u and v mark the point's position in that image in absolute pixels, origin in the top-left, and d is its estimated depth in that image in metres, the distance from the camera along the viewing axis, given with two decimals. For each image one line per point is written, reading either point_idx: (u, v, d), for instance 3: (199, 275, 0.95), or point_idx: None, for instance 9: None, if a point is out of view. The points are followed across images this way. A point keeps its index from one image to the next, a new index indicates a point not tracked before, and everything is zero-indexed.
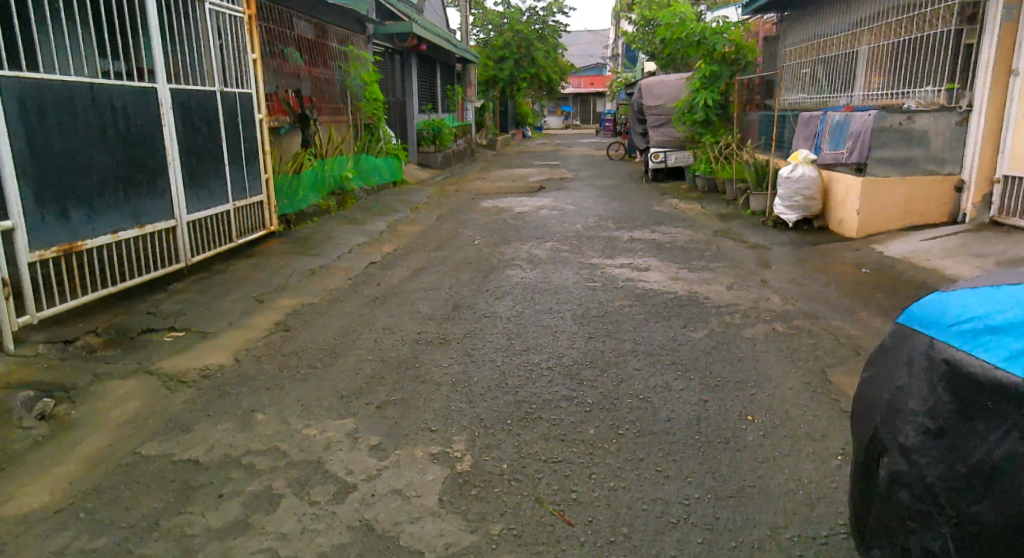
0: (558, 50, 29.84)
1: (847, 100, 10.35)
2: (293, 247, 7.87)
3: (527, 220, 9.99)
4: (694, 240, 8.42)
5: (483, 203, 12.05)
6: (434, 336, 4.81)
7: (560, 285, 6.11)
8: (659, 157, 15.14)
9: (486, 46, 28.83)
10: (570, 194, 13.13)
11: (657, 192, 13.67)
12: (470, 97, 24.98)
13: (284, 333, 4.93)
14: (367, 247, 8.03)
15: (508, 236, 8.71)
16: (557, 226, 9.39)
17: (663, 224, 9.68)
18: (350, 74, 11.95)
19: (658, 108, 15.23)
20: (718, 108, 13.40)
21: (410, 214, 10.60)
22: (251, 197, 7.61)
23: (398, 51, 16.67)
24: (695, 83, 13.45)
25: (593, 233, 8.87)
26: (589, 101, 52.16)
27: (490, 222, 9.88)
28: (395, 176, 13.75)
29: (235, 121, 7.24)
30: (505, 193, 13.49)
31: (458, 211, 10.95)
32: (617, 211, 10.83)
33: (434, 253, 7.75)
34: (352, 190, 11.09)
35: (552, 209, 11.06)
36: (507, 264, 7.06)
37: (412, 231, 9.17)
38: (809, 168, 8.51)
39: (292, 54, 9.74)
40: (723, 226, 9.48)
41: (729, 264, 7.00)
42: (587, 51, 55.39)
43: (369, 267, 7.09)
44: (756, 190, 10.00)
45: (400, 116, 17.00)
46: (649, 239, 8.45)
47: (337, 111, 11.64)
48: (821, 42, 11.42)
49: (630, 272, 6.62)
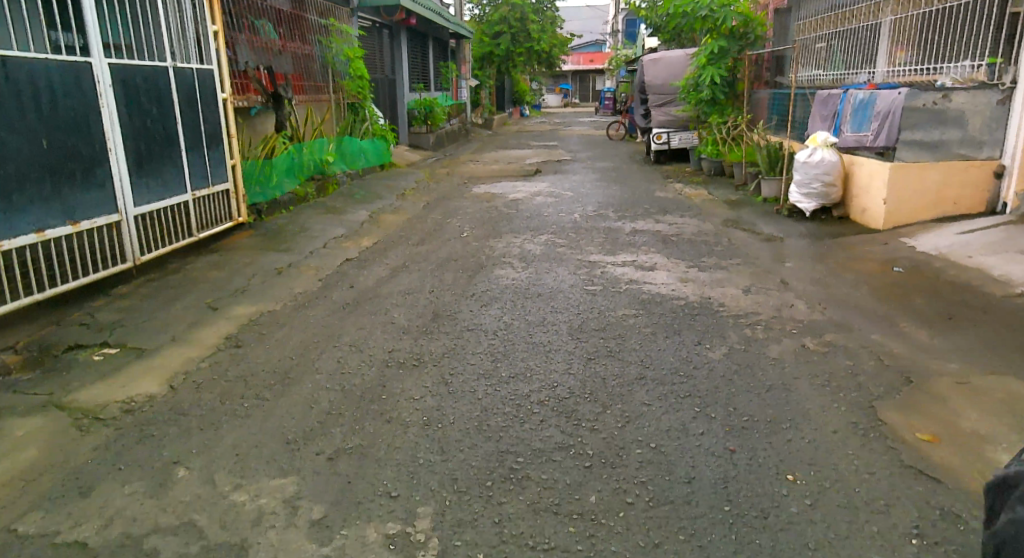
0: (556, 26, 28.87)
1: (868, 77, 9.59)
2: (262, 240, 7.16)
3: (521, 208, 9.26)
4: (703, 232, 7.73)
5: (475, 188, 11.32)
6: (408, 356, 4.13)
7: (556, 288, 5.43)
8: (661, 138, 14.54)
9: (481, 21, 27.85)
10: (567, 178, 12.40)
11: (659, 176, 12.94)
12: (464, 75, 24.11)
13: (233, 351, 4.25)
14: (345, 240, 7.33)
15: (500, 227, 8.01)
16: (554, 215, 8.68)
17: (669, 212, 8.96)
18: (332, 50, 11.23)
19: (661, 85, 14.44)
20: (725, 86, 12.60)
21: (396, 201, 9.88)
22: (215, 186, 6.89)
23: (386, 25, 15.83)
24: (700, 59, 12.61)
25: (593, 223, 8.17)
26: (588, 79, 51.09)
27: (481, 211, 9.15)
28: (383, 159, 12.99)
29: (194, 104, 6.53)
30: (499, 177, 12.76)
31: (448, 199, 10.22)
32: (618, 198, 10.12)
33: (418, 248, 7.06)
34: (333, 175, 10.37)
35: (550, 195, 10.35)
36: (497, 261, 6.37)
37: (396, 221, 8.45)
38: (829, 153, 7.78)
39: (264, 26, 9.05)
40: (734, 214, 8.77)
41: (744, 261, 6.31)
42: (586, 27, 54.16)
43: (345, 264, 6.39)
44: (768, 175, 9.27)
45: (389, 94, 16.19)
46: (654, 231, 7.75)
47: (318, 90, 10.92)
48: (839, 14, 10.62)
49: (634, 272, 5.93)
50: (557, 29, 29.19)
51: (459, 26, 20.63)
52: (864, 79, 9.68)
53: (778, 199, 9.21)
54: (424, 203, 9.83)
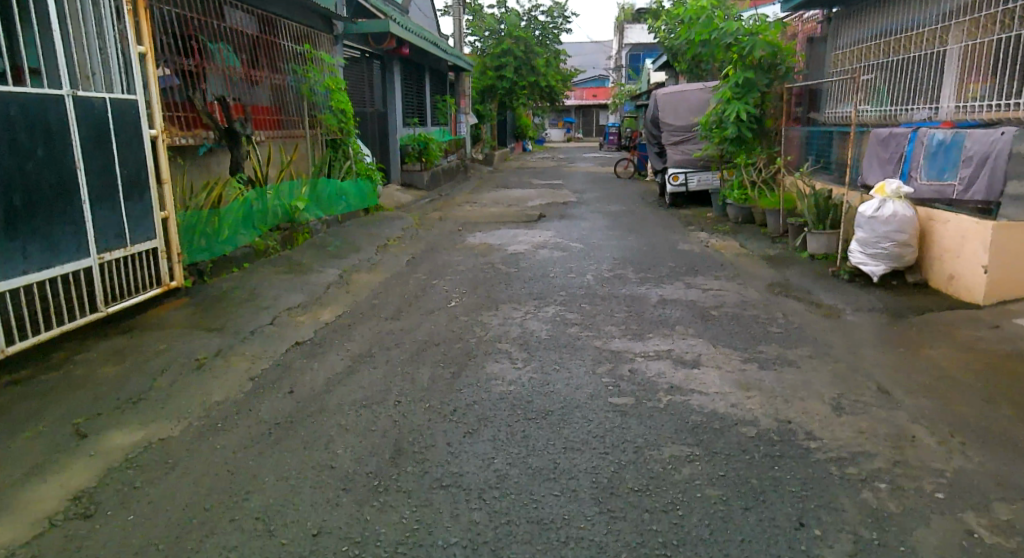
0: (560, 58, 27.78)
1: (928, 114, 8.17)
2: (197, 312, 5.68)
3: (522, 265, 7.79)
4: (747, 301, 6.24)
5: (469, 236, 9.90)
6: (343, 549, 2.60)
7: (571, 401, 3.92)
8: (678, 179, 13.01)
9: (482, 53, 26.65)
10: (575, 225, 10.95)
11: (678, 222, 11.53)
12: (463, 109, 22.92)
13: (74, 536, 2.74)
14: (302, 311, 5.86)
15: (495, 294, 6.54)
16: (562, 276, 7.20)
17: (699, 273, 7.48)
18: (310, 80, 9.94)
19: (679, 122, 13.15)
20: (752, 123, 11.20)
21: (376, 254, 8.43)
22: (135, 246, 5.48)
23: (377, 55, 14.63)
24: (724, 93, 11.18)
25: (611, 289, 6.66)
26: (592, 113, 50.25)
27: (474, 269, 7.70)
28: (367, 203, 11.57)
29: (102, 143, 5.15)
30: (498, 222, 11.33)
31: (437, 251, 8.79)
32: (636, 252, 8.65)
33: (390, 325, 5.57)
34: (304, 222, 8.94)
35: (556, 247, 8.91)
36: (490, 350, 4.88)
37: (371, 284, 6.99)
38: (901, 206, 6.39)
39: (221, 51, 7.76)
40: (778, 276, 7.28)
41: (815, 350, 4.81)
42: (590, 61, 53.45)
43: (291, 352, 4.90)
44: (816, 228, 7.84)
45: (379, 129, 14.86)
46: (688, 300, 6.26)
47: (290, 125, 9.60)
48: (889, 42, 9.21)
49: (674, 370, 4.42)
50: (562, 62, 28.03)
51: (457, 58, 19.34)
52: (922, 117, 8.26)
53: (829, 256, 7.77)
54: (408, 257, 8.39)
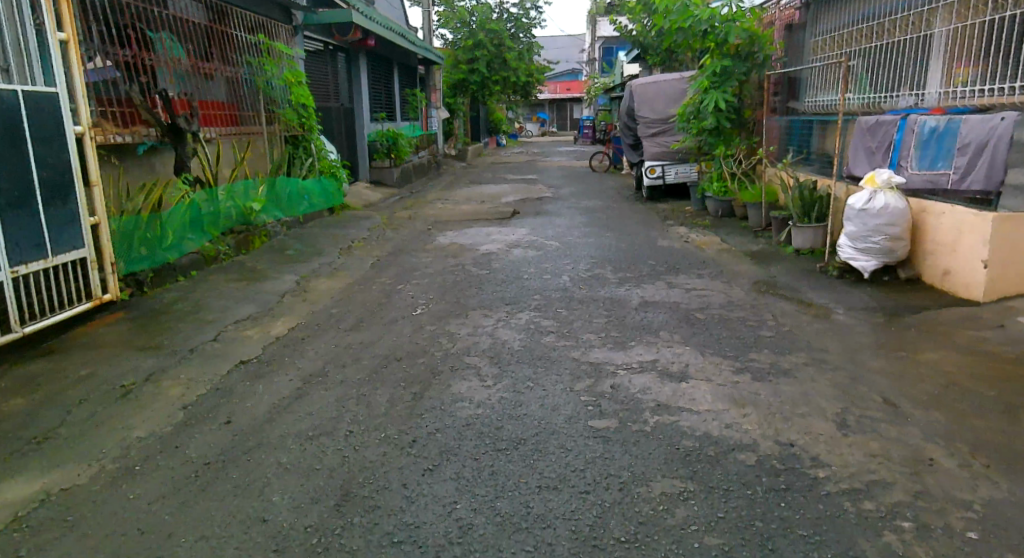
0: (533, 51, 27.24)
1: (913, 101, 7.81)
2: (132, 330, 5.15)
3: (494, 267, 7.31)
4: (734, 302, 5.83)
5: (439, 236, 9.40)
6: None
7: (546, 427, 3.46)
8: (656, 172, 12.65)
9: (454, 47, 26.01)
10: (551, 221, 10.49)
11: (657, 217, 11.13)
12: (435, 104, 22.35)
13: None
14: (250, 324, 5.34)
15: (464, 299, 6.06)
16: (537, 278, 6.73)
17: (681, 271, 7.05)
18: (268, 73, 9.34)
19: (655, 113, 12.74)
20: (730, 112, 10.84)
21: (338, 257, 7.90)
22: (56, 258, 4.97)
23: (341, 48, 14.04)
24: (702, 83, 10.83)
25: (588, 291, 6.21)
26: (566, 107, 49.83)
27: (442, 271, 7.22)
28: (332, 202, 11.00)
29: (13, 140, 4.67)
30: (469, 220, 10.83)
31: (404, 252, 8.29)
32: (615, 250, 8.21)
33: (348, 338, 5.06)
34: (260, 225, 8.37)
35: (530, 246, 8.44)
36: (457, 365, 4.40)
37: (331, 291, 6.47)
38: (893, 197, 6.00)
39: (164, 41, 7.17)
40: (764, 273, 6.89)
41: (812, 357, 4.40)
42: (564, 55, 52.96)
43: (234, 373, 4.38)
44: (801, 222, 7.46)
45: (346, 125, 14.28)
46: (671, 302, 5.83)
47: (244, 120, 9.04)
48: (871, 28, 8.84)
49: (660, 385, 3.97)
50: (535, 55, 27.47)
51: (426, 50, 18.73)
52: (906, 105, 7.91)
53: (814, 251, 7.40)
54: (373, 259, 7.88)
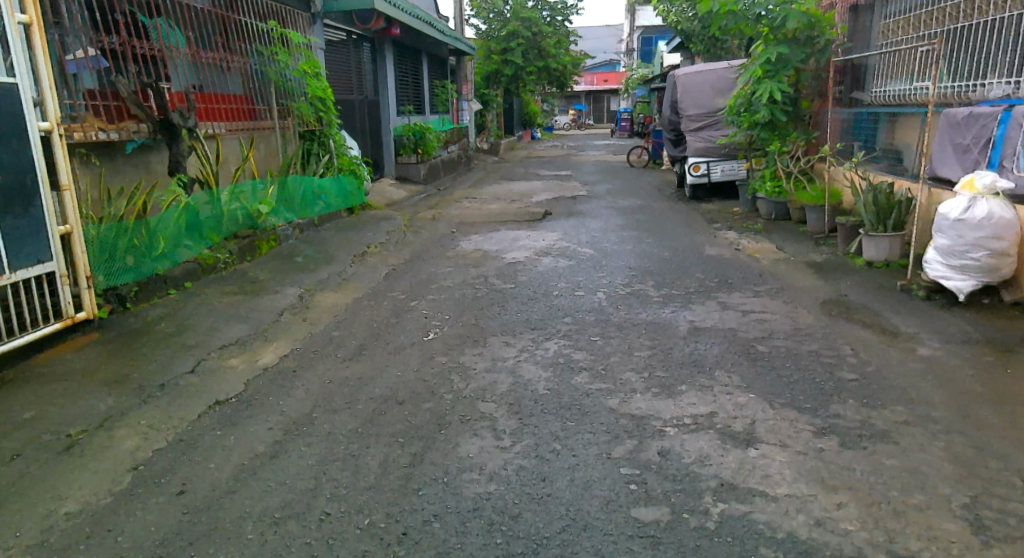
0: (569, 41, 26.25)
1: (1008, 90, 6.80)
2: (103, 355, 4.47)
3: (522, 280, 6.54)
4: (801, 329, 4.96)
5: (463, 240, 8.65)
6: None
7: (577, 517, 2.67)
8: (699, 169, 11.78)
9: (487, 37, 25.14)
10: (585, 224, 9.67)
11: (702, 219, 10.22)
12: (465, 96, 21.57)
13: None
14: (237, 348, 4.62)
15: (485, 322, 5.30)
16: (569, 295, 5.93)
17: (734, 288, 6.19)
18: (282, 64, 8.64)
19: (699, 106, 11.82)
20: (786, 104, 9.88)
21: (351, 266, 7.20)
22: (14, 274, 4.31)
23: (366, 38, 13.36)
24: (754, 72, 9.89)
25: (628, 313, 5.38)
26: (602, 99, 48.79)
27: (463, 285, 6.46)
28: (350, 201, 10.30)
29: None
30: (497, 222, 10.07)
31: (423, 260, 7.56)
32: (657, 259, 7.36)
33: (347, 372, 4.33)
34: (269, 228, 7.69)
35: (563, 254, 7.64)
36: (469, 414, 3.64)
37: (336, 307, 5.76)
38: (999, 205, 5.09)
39: (160, 27, 6.49)
40: (831, 292, 5.99)
41: (911, 412, 3.53)
42: (601, 45, 51.74)
43: (207, 416, 3.65)
44: (874, 230, 6.60)
45: (370, 118, 13.60)
46: (726, 330, 4.98)
47: (253, 115, 8.40)
48: (952, 7, 7.81)
49: (722, 452, 3.15)
50: (571, 44, 26.46)
51: (457, 39, 17.91)
52: (998, 94, 6.90)
53: (889, 264, 6.55)
54: (389, 269, 7.16)
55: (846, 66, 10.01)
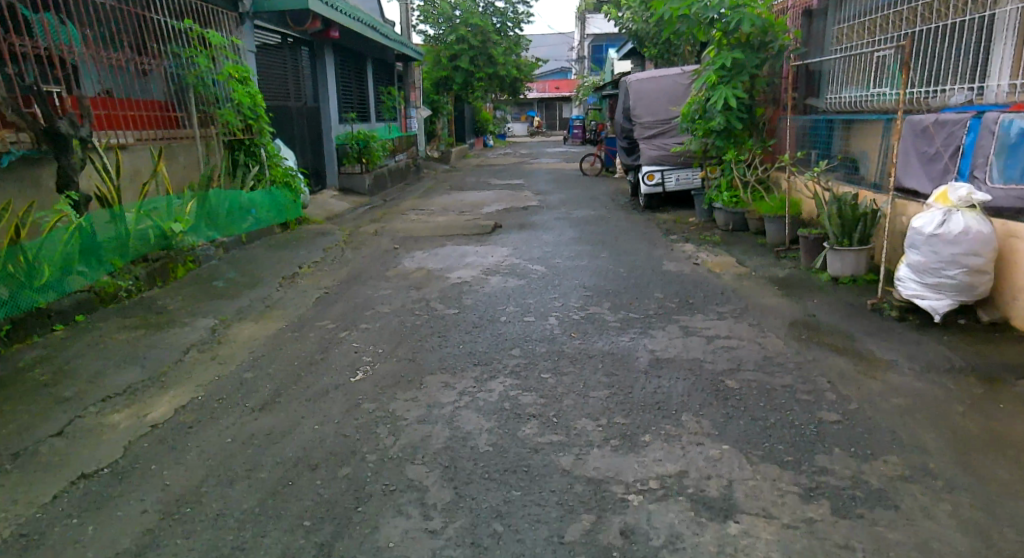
0: (520, 47, 25.76)
1: (969, 97, 6.44)
2: None
3: (467, 303, 5.96)
4: (772, 358, 4.49)
5: (405, 258, 8.02)
6: None
7: None
8: (654, 178, 11.38)
9: (436, 43, 24.49)
10: (537, 237, 9.15)
11: (659, 231, 9.80)
12: (414, 103, 20.90)
13: None
14: (122, 402, 3.93)
15: (423, 356, 4.70)
16: (518, 322, 5.37)
17: (696, 309, 5.72)
18: (201, 68, 7.90)
19: (652, 113, 11.44)
20: (741, 111, 9.52)
21: (279, 289, 6.52)
22: None
23: (303, 42, 12.67)
24: (708, 78, 9.49)
25: (583, 342, 4.85)
26: (555, 106, 48.59)
27: (402, 310, 5.85)
28: (283, 216, 9.58)
29: None
30: (443, 236, 9.46)
31: (360, 281, 6.91)
32: (613, 277, 6.87)
33: (256, 425, 3.70)
34: (185, 249, 6.96)
35: (513, 272, 7.08)
36: (395, 483, 3.04)
37: (255, 340, 5.08)
38: (975, 218, 4.69)
39: (47, 23, 5.74)
40: (799, 312, 5.56)
41: (907, 464, 3.06)
42: (553, 52, 51.53)
43: (65, 498, 3.00)
44: (839, 243, 6.18)
45: (309, 126, 12.87)
46: (691, 360, 4.49)
47: (168, 123, 7.66)
48: (906, 11, 7.48)
49: (695, 530, 2.64)
50: (522, 50, 25.97)
51: (403, 44, 17.24)
52: (959, 101, 6.54)
53: (856, 279, 6.14)
54: (320, 292, 6.50)
55: (800, 71, 9.70)
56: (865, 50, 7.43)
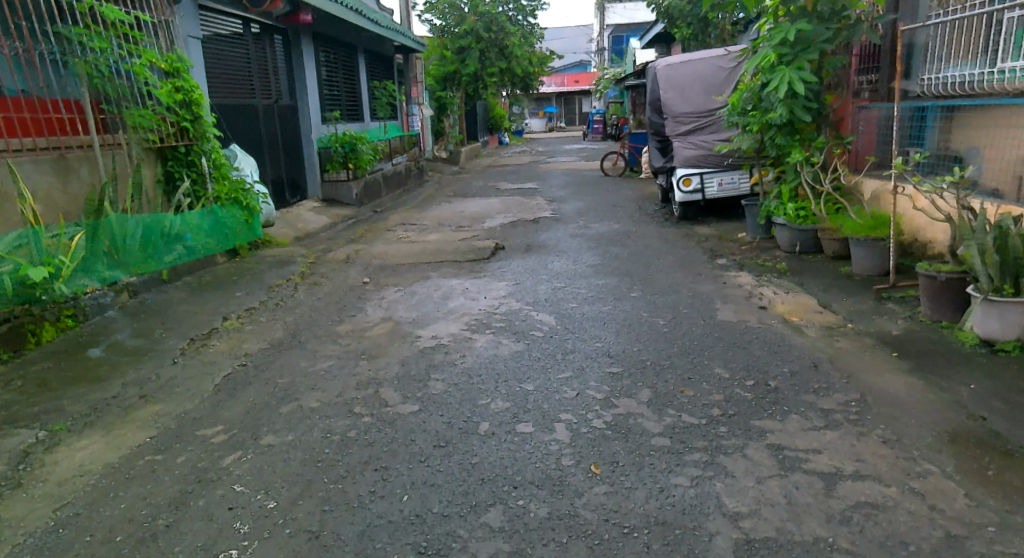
0: (534, 37, 23.66)
1: None
2: None
3: (434, 390, 3.99)
4: (960, 538, 2.50)
5: (371, 301, 6.08)
6: None
7: None
8: (691, 184, 9.34)
9: (441, 34, 22.40)
10: (546, 265, 7.15)
11: (702, 252, 7.77)
12: (416, 99, 18.98)
13: None
14: None
15: (340, 524, 2.77)
16: (506, 433, 3.40)
17: (785, 401, 3.70)
18: (100, 54, 6.02)
19: (689, 105, 9.41)
20: (809, 99, 7.42)
21: (177, 359, 4.63)
22: None
23: (273, 28, 10.77)
24: (766, 57, 7.42)
25: (613, 491, 2.86)
26: (574, 101, 46.40)
27: (338, 404, 3.89)
28: (231, 241, 7.61)
29: None
30: (428, 263, 7.51)
31: (298, 344, 4.99)
32: (652, 334, 4.86)
33: None
34: (57, 301, 5.13)
35: (509, 327, 5.10)
36: None
37: (81, 478, 3.20)
38: None
39: None
40: (954, 410, 3.52)
41: None
42: (571, 45, 49.25)
43: None
44: (997, 291, 4.14)
45: (283, 128, 10.97)
46: (810, 544, 2.50)
47: (46, 128, 5.81)
48: None
49: None
50: (537, 40, 23.89)
51: (402, 33, 15.26)
52: None
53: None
54: (235, 366, 4.52)
55: (881, 46, 7.61)
56: (990, 8, 5.33)
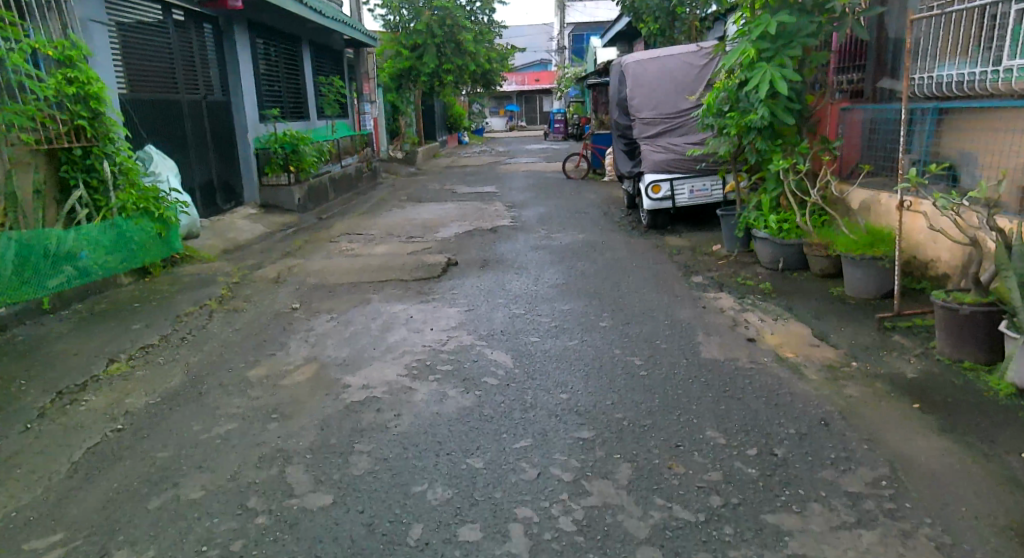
0: (493, 33, 22.78)
1: None
2: None
3: (355, 471, 3.12)
4: None
5: (297, 334, 5.16)
6: None
7: None
8: (660, 190, 8.56)
9: (395, 30, 21.21)
10: (504, 286, 6.31)
11: (675, 268, 7.02)
12: (369, 97, 17.92)
13: None
14: None
15: None
16: (443, 543, 2.57)
17: (800, 482, 2.92)
18: None
19: (658, 107, 8.68)
20: (791, 99, 6.69)
21: (34, 425, 3.68)
22: None
23: (199, 16, 9.73)
24: (745, 52, 6.63)
25: None
26: (534, 99, 45.64)
27: (228, 496, 3.00)
28: (143, 257, 6.62)
29: None
30: (370, 283, 6.60)
31: (195, 397, 4.05)
32: (628, 379, 4.05)
33: None
34: None
35: (457, 372, 4.24)
36: None
37: None
38: None
39: None
40: (1008, 493, 2.81)
41: None
42: (531, 43, 48.40)
43: None
44: None
45: (213, 127, 9.93)
46: None
47: None
48: None
49: None
50: (496, 37, 23.02)
51: (350, 26, 14.22)
52: None
53: None
54: (106, 434, 3.60)
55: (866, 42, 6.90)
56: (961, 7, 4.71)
